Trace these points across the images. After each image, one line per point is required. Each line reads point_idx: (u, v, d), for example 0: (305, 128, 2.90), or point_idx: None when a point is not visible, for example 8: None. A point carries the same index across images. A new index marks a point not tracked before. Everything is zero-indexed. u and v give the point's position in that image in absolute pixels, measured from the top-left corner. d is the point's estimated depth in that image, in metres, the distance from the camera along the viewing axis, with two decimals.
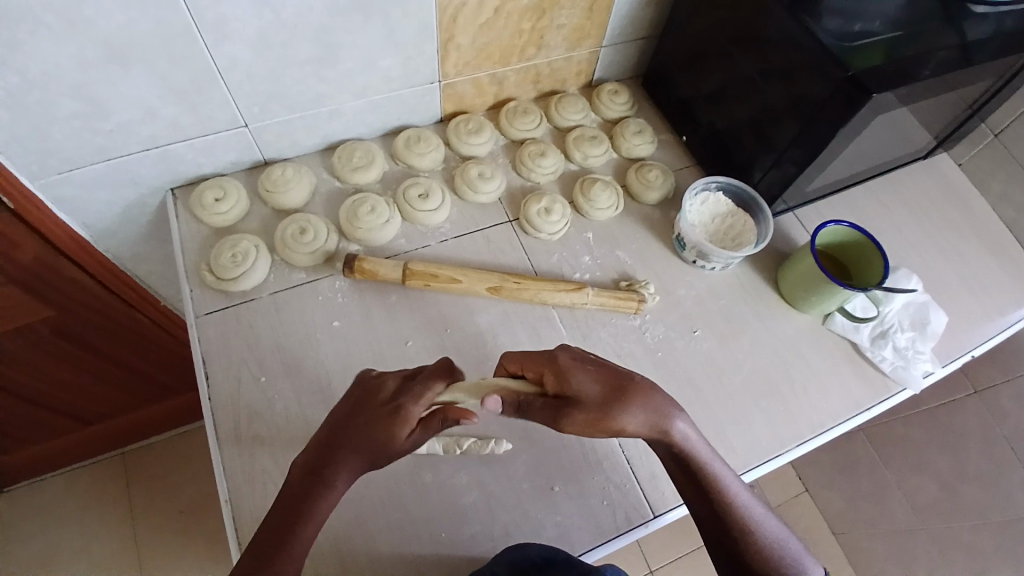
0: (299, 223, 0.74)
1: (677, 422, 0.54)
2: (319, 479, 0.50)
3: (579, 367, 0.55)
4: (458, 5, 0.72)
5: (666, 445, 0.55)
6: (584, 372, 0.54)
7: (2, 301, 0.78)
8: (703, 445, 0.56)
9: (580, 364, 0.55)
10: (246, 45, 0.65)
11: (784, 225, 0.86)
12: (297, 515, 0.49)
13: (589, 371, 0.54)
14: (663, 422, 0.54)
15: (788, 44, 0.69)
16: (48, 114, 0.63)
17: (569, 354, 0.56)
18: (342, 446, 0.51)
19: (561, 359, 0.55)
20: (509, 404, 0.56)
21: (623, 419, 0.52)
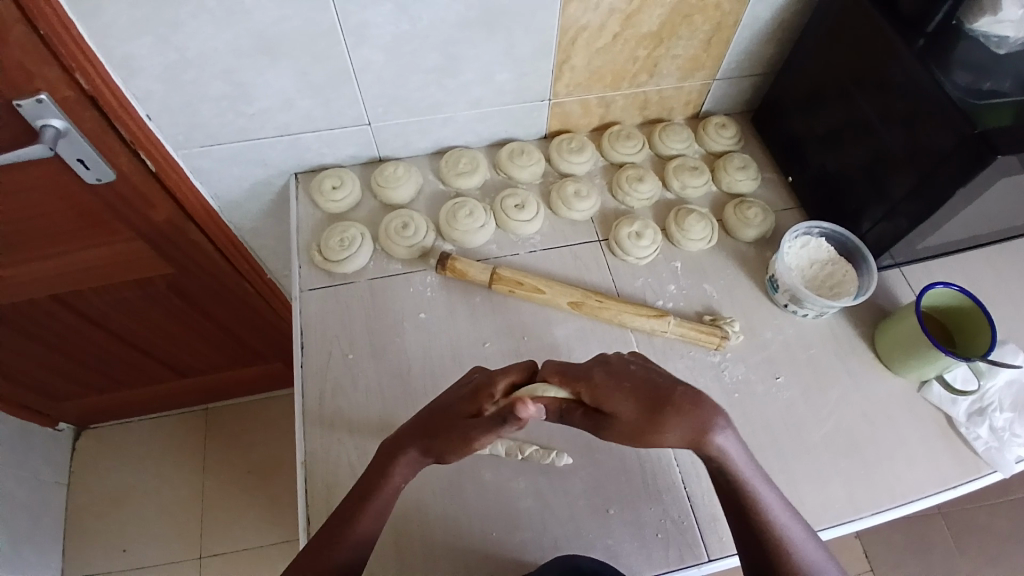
0: (403, 218, 0.80)
1: (718, 437, 0.53)
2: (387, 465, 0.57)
3: (612, 385, 0.54)
4: (579, 29, 0.74)
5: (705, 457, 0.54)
6: (618, 391, 0.53)
7: (133, 253, 0.87)
8: (747, 464, 0.55)
9: (611, 381, 0.54)
10: (380, 50, 0.71)
11: (888, 281, 0.82)
12: (368, 490, 0.56)
13: (619, 391, 0.53)
14: (701, 431, 0.52)
15: (914, 91, 0.67)
16: (201, 92, 0.71)
17: (602, 369, 0.56)
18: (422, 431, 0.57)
19: (591, 385, 0.55)
20: (552, 412, 0.57)
21: (663, 435, 0.52)
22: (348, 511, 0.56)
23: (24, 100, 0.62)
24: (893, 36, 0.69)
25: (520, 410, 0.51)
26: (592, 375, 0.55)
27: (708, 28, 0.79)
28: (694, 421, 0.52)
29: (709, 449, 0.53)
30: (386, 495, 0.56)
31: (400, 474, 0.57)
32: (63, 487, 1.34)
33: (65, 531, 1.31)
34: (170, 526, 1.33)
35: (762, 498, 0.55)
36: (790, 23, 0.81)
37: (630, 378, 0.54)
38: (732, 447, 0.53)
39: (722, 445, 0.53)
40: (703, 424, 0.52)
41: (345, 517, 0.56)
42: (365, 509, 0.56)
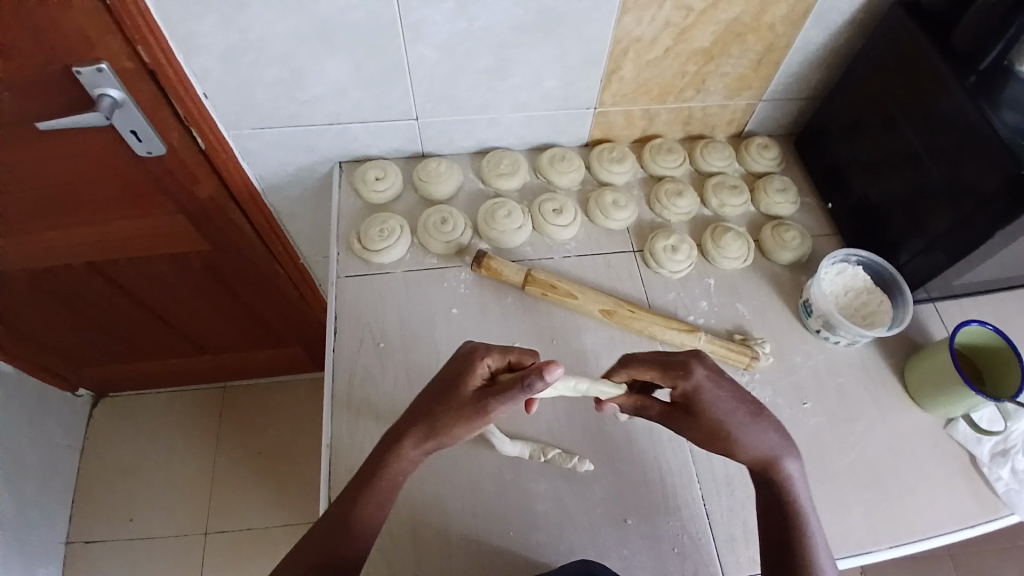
0: (443, 214, 0.81)
1: (785, 464, 0.58)
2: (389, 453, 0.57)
3: (713, 391, 0.57)
4: (632, 40, 0.75)
5: (768, 482, 0.58)
6: (717, 398, 0.57)
7: (173, 227, 0.89)
8: (805, 493, 0.58)
9: (712, 387, 0.57)
10: (436, 47, 0.72)
11: (921, 316, 0.82)
12: (371, 476, 0.56)
13: (719, 401, 0.57)
14: (775, 457, 0.58)
15: (962, 127, 0.67)
16: (258, 76, 0.73)
17: (705, 372, 0.58)
18: (421, 412, 0.57)
19: (694, 385, 0.57)
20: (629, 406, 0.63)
21: (743, 445, 0.58)
22: (352, 495, 0.56)
23: (85, 67, 0.64)
24: (942, 70, 0.69)
25: (548, 371, 0.52)
26: (692, 378, 0.57)
27: (759, 49, 0.79)
28: (767, 445, 0.58)
29: (776, 475, 0.58)
30: (391, 480, 0.56)
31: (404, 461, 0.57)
32: (76, 452, 1.37)
33: (74, 496, 1.33)
34: (178, 500, 1.34)
35: (809, 528, 0.56)
36: (840, 50, 0.82)
37: (727, 386, 0.58)
38: (796, 474, 0.58)
39: (790, 474, 0.58)
40: (775, 453, 0.58)
41: (350, 502, 0.56)
42: (369, 495, 0.56)
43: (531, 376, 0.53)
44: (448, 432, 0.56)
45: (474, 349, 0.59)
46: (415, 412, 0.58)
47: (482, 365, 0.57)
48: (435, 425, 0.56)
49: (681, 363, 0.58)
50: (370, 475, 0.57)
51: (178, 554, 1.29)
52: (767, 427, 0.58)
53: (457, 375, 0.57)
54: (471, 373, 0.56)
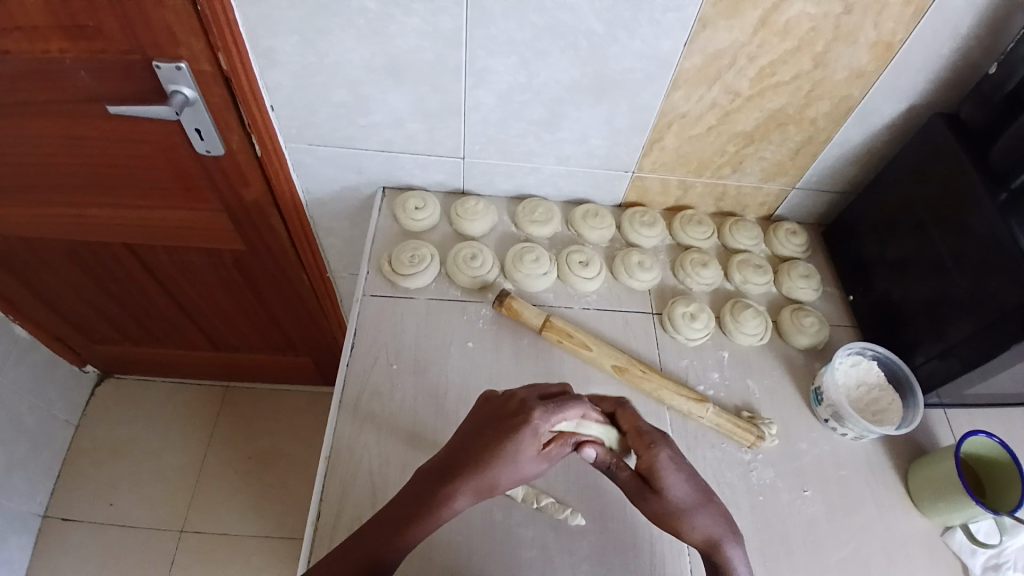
0: (473, 250, 0.84)
1: (729, 551, 0.59)
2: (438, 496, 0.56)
3: (673, 468, 0.60)
4: (678, 115, 0.79)
5: (714, 565, 0.60)
6: (677, 476, 0.60)
7: (214, 222, 0.93)
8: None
9: (674, 468, 0.60)
10: (494, 94, 0.77)
11: (930, 420, 0.81)
12: (419, 514, 0.56)
13: (677, 486, 0.59)
14: (719, 541, 0.59)
15: (990, 242, 0.68)
16: (325, 96, 0.78)
17: (671, 454, 0.60)
18: (479, 467, 0.56)
19: (654, 459, 0.59)
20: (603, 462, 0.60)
21: (693, 522, 0.59)
22: (396, 523, 0.56)
23: (165, 63, 0.69)
24: (976, 184, 0.70)
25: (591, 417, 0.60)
26: (657, 451, 0.60)
27: (799, 139, 0.83)
28: (715, 528, 0.59)
29: (720, 560, 0.59)
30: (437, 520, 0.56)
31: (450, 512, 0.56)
32: (71, 427, 1.37)
33: (60, 470, 1.33)
34: (161, 492, 1.33)
35: None
36: (877, 151, 0.85)
37: (687, 470, 0.61)
38: (739, 562, 0.59)
39: (732, 561, 0.59)
40: (723, 535, 0.59)
41: (392, 530, 0.56)
42: (415, 526, 0.56)
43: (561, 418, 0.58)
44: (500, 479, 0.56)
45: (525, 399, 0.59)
46: (467, 465, 0.56)
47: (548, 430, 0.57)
48: (489, 481, 0.56)
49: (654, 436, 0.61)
50: (414, 514, 0.56)
51: (149, 547, 1.27)
52: (713, 508, 0.60)
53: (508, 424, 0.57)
54: (539, 437, 0.56)
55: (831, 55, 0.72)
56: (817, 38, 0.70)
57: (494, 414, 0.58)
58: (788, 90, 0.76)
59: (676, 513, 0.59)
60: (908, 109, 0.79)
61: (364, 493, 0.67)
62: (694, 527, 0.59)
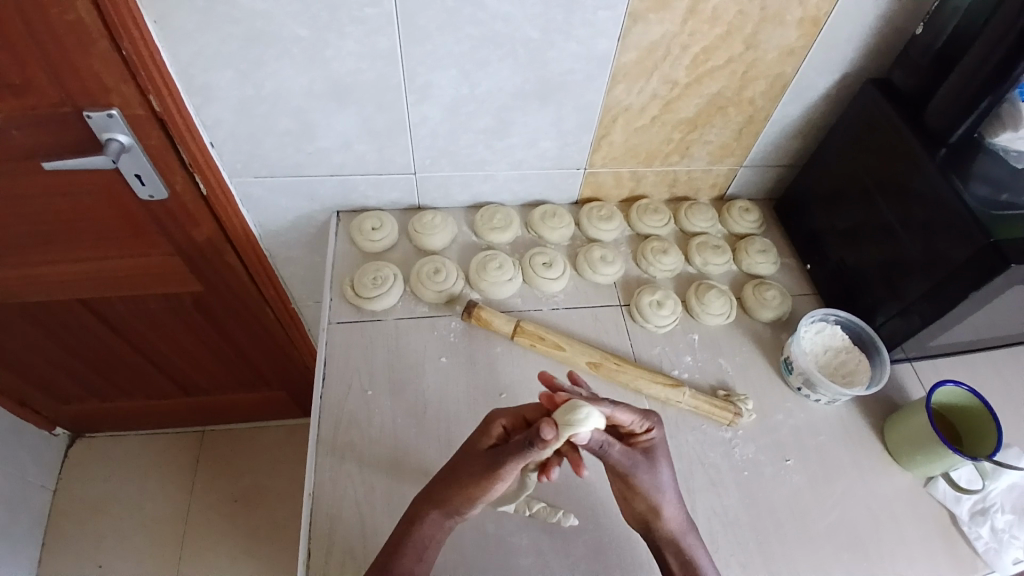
0: (435, 264, 0.84)
1: (688, 538, 0.61)
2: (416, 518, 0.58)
3: (661, 447, 0.64)
4: (622, 108, 0.80)
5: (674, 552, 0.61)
6: (663, 459, 0.63)
7: (167, 266, 0.90)
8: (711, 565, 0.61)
9: (662, 444, 0.64)
10: (439, 108, 0.76)
11: (898, 376, 0.84)
12: (398, 543, 0.57)
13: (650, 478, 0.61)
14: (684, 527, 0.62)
15: (935, 202, 0.70)
16: (268, 127, 0.76)
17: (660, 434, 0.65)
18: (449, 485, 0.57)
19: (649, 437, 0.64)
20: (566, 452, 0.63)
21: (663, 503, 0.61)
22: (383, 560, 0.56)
23: (96, 112, 0.67)
24: (914, 145, 0.73)
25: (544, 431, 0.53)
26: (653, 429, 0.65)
27: (741, 120, 0.85)
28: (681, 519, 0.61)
29: (682, 548, 0.61)
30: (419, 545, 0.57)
31: (426, 530, 0.58)
32: (47, 491, 1.32)
33: (44, 535, 1.28)
34: (149, 546, 1.29)
35: None
36: (816, 122, 0.87)
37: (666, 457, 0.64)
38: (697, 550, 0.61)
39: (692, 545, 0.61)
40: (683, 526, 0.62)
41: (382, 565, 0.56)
42: (400, 558, 0.56)
43: (531, 435, 0.54)
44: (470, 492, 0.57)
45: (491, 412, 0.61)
46: (438, 486, 0.58)
47: (495, 422, 0.59)
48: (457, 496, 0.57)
49: (652, 414, 0.65)
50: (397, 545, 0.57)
51: None
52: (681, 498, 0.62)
53: (475, 437, 0.59)
54: (483, 432, 0.59)
55: (762, 36, 0.74)
56: (747, 21, 0.72)
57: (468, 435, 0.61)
58: (724, 74, 0.78)
59: (650, 491, 0.61)
60: (840, 80, 0.82)
61: (353, 523, 0.66)
62: (665, 519, 0.61)
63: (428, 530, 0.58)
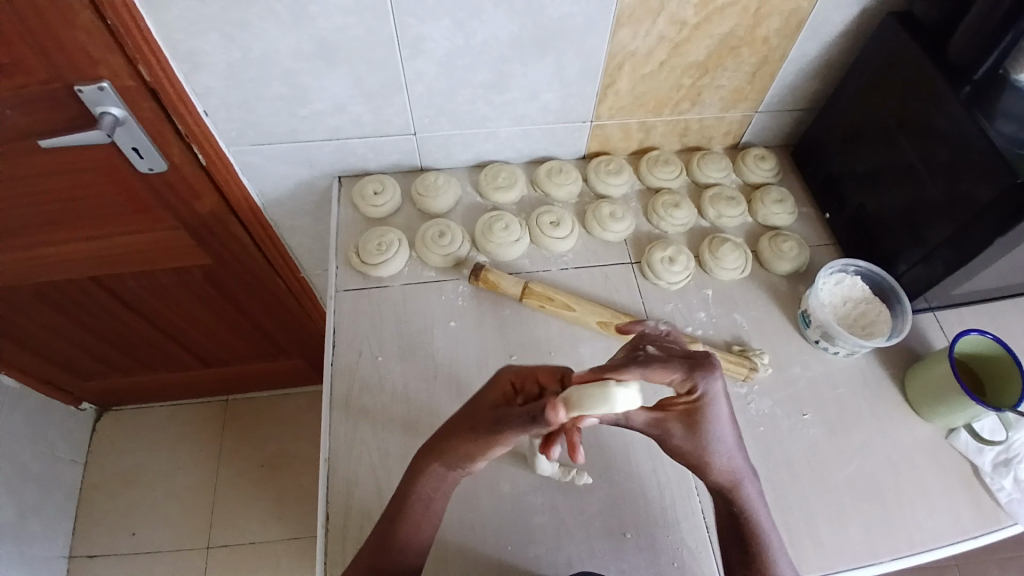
0: (440, 227, 0.82)
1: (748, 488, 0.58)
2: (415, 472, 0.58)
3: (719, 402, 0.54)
4: (627, 54, 0.76)
5: (727, 501, 0.59)
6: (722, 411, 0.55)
7: (173, 240, 0.90)
8: (767, 516, 0.59)
9: (721, 400, 0.54)
10: (434, 63, 0.73)
11: (921, 325, 0.81)
12: (403, 498, 0.58)
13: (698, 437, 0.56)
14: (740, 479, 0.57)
15: (959, 142, 0.66)
16: (260, 91, 0.74)
17: (718, 386, 0.54)
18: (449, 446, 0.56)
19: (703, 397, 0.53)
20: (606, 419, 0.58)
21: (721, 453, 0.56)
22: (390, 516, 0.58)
23: (86, 85, 0.65)
24: (937, 81, 0.69)
25: (550, 414, 0.48)
26: (707, 386, 0.53)
27: (754, 62, 0.80)
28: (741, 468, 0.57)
29: (739, 498, 0.58)
30: (421, 501, 0.58)
31: (428, 481, 0.57)
32: (79, 465, 1.37)
33: (77, 508, 1.33)
34: (181, 514, 1.34)
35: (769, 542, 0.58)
36: (835, 61, 0.82)
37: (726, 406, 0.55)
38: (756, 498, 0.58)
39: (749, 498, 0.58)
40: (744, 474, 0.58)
41: (389, 522, 0.57)
42: (405, 514, 0.57)
43: (536, 413, 0.50)
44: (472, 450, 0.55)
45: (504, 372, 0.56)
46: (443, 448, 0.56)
47: (503, 379, 0.55)
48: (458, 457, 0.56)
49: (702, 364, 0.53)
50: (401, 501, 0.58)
51: (180, 567, 1.28)
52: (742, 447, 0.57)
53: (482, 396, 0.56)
54: (487, 390, 0.55)
55: None
56: None
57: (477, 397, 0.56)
58: (736, 12, 0.73)
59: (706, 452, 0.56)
60: (861, 13, 0.76)
61: (369, 488, 0.67)
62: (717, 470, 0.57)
63: (432, 483, 0.58)
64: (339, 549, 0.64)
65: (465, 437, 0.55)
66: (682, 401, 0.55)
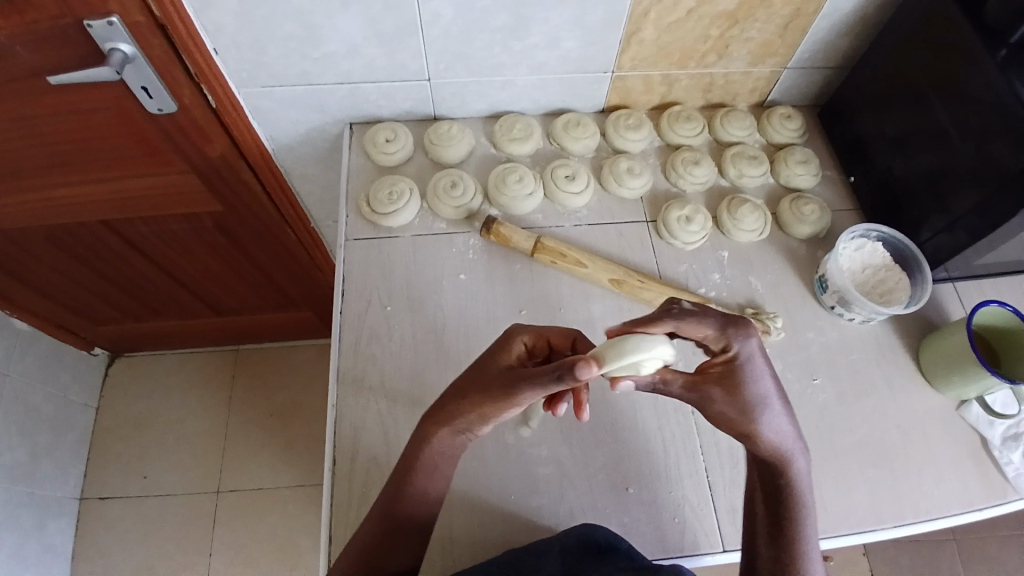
0: (453, 178, 0.80)
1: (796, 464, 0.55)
2: (423, 431, 0.55)
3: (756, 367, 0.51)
4: (653, 1, 0.72)
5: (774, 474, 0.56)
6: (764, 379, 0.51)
7: (182, 186, 0.88)
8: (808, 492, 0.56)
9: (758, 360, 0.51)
10: (450, 4, 0.70)
11: (940, 295, 0.79)
12: (410, 460, 0.56)
13: (735, 410, 0.51)
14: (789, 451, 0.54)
15: (996, 105, 0.63)
16: (270, 30, 0.71)
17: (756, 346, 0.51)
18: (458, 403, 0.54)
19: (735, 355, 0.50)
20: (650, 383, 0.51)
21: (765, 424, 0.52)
22: (402, 470, 0.56)
23: (96, 20, 0.63)
24: (977, 39, 0.65)
25: (580, 371, 0.45)
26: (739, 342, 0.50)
27: (787, 13, 0.76)
28: (787, 438, 0.53)
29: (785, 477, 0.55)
30: (429, 463, 0.56)
31: (436, 445, 0.55)
32: (91, 409, 1.40)
33: (89, 451, 1.37)
34: (192, 459, 1.37)
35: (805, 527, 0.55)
36: (872, 15, 0.78)
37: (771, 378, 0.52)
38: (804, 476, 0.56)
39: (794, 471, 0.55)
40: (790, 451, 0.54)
41: (397, 480, 0.56)
42: (412, 473, 0.56)
43: (562, 371, 0.47)
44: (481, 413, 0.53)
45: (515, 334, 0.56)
46: (447, 408, 0.54)
47: (516, 340, 0.55)
48: (465, 422, 0.54)
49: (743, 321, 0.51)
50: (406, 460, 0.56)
51: (190, 509, 1.32)
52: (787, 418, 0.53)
53: (496, 354, 0.54)
54: (504, 348, 0.55)
55: None
56: None
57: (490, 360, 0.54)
58: None
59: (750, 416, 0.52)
60: None
61: (376, 436, 0.68)
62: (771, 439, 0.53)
63: (438, 448, 0.55)
64: (344, 493, 0.65)
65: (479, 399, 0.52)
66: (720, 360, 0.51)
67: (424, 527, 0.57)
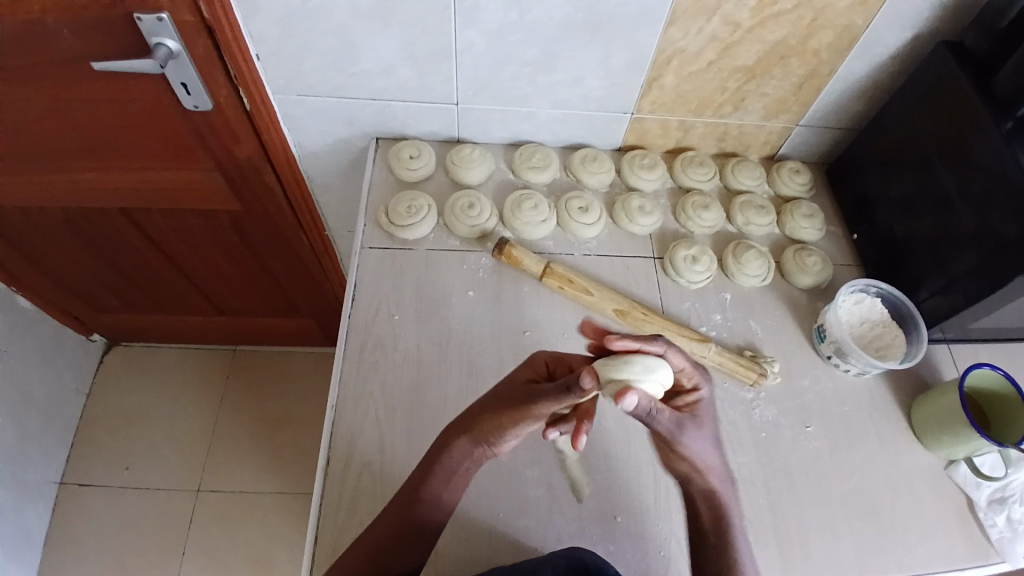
0: (470, 199, 0.83)
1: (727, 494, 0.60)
2: (442, 439, 0.59)
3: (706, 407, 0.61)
4: (676, 50, 0.76)
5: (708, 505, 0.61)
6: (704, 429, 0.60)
7: (207, 182, 0.91)
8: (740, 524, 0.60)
9: (708, 406, 0.61)
10: (485, 34, 0.74)
11: (934, 356, 0.81)
12: (431, 462, 0.58)
13: (696, 440, 0.58)
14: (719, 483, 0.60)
15: (997, 176, 0.66)
16: (312, 43, 0.75)
17: (708, 392, 0.62)
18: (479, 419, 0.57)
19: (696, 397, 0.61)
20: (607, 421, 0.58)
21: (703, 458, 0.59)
22: (421, 472, 0.58)
23: (146, 15, 0.66)
24: (983, 113, 0.68)
25: (583, 380, 0.51)
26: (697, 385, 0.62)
27: (802, 73, 0.80)
28: (717, 468, 0.60)
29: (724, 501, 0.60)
30: (447, 470, 0.58)
31: (454, 453, 0.58)
32: (82, 396, 1.39)
33: (74, 439, 1.36)
34: (177, 456, 1.36)
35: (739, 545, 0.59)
36: (882, 83, 0.82)
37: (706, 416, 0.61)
38: (735, 504, 0.61)
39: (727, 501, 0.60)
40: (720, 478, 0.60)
41: (416, 481, 0.58)
42: (431, 476, 0.57)
43: (570, 384, 0.52)
44: (499, 428, 0.56)
45: (536, 360, 0.60)
46: (468, 418, 0.58)
47: (538, 361, 0.59)
48: (484, 434, 0.57)
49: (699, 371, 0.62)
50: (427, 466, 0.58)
51: (170, 508, 1.30)
52: (719, 451, 0.60)
53: (517, 374, 0.59)
54: (524, 367, 0.59)
55: None
56: None
57: (510, 378, 0.59)
58: (791, 20, 0.73)
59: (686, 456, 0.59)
60: (914, 38, 0.76)
61: (372, 442, 0.68)
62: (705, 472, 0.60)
63: (458, 456, 0.58)
64: (335, 496, 0.65)
65: (499, 413, 0.56)
66: (683, 401, 0.61)
67: (438, 537, 0.57)
